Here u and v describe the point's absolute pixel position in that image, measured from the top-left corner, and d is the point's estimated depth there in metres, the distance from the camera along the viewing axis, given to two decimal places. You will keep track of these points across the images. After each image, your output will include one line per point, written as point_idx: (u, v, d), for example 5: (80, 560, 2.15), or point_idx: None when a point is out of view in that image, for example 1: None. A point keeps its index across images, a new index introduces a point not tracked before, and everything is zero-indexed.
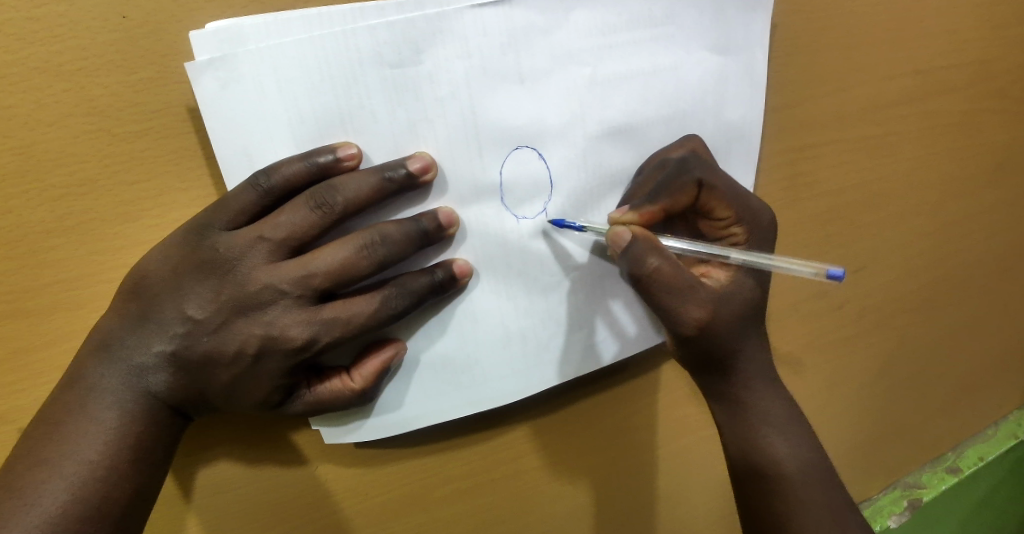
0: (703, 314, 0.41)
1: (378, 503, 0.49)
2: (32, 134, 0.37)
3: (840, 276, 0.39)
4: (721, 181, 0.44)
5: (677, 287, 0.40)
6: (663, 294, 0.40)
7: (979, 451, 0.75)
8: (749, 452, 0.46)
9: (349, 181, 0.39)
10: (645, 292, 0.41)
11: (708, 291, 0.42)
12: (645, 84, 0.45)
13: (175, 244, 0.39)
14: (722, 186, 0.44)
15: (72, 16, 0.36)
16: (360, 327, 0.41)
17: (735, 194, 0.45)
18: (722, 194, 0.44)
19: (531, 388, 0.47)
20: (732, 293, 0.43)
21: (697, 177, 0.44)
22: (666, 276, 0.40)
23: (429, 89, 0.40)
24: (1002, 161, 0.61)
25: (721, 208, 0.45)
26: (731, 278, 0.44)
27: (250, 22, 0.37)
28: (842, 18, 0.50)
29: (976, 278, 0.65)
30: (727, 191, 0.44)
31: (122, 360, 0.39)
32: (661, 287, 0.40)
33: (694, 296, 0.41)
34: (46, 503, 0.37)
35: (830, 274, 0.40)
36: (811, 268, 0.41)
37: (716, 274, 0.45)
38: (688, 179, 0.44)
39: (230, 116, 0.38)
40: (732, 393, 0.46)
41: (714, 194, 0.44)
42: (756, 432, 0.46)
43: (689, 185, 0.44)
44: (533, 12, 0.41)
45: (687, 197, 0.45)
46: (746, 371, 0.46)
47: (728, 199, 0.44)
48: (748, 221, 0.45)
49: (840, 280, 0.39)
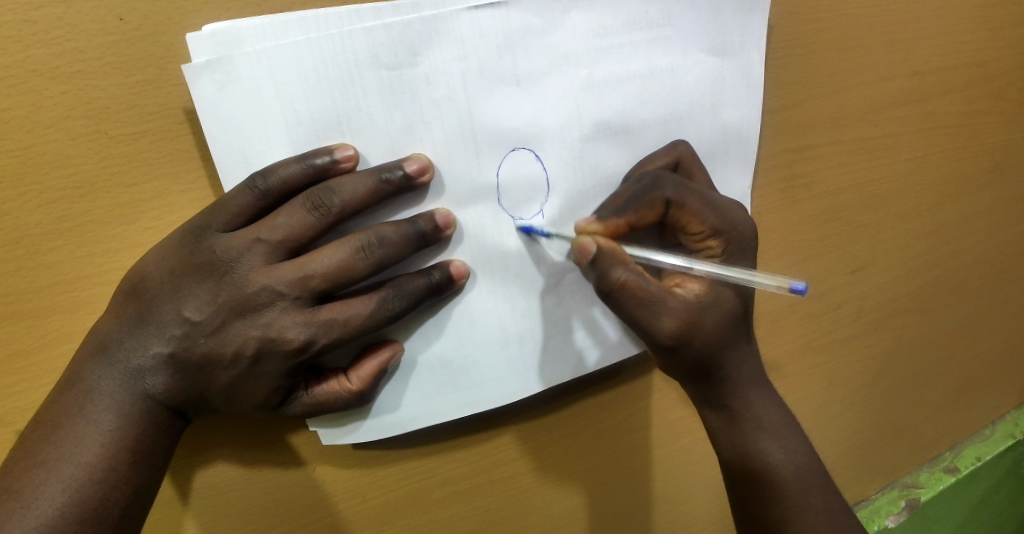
0: (675, 324, 0.41)
1: (376, 505, 0.49)
2: (32, 135, 0.37)
3: (801, 290, 0.40)
4: (693, 196, 0.44)
5: (646, 298, 0.40)
6: (632, 305, 0.40)
7: (977, 451, 0.75)
8: (745, 457, 0.46)
9: (346, 182, 0.39)
10: (614, 303, 0.41)
11: (679, 299, 0.41)
12: (643, 85, 0.45)
13: (173, 246, 0.39)
14: (694, 202, 0.44)
15: (71, 19, 0.36)
16: (358, 328, 0.41)
17: (710, 207, 0.44)
18: (695, 210, 0.44)
19: (528, 389, 0.47)
20: (709, 303, 0.43)
21: (666, 195, 0.43)
22: (634, 288, 0.40)
23: (426, 91, 0.40)
24: (999, 162, 0.61)
25: (694, 223, 0.44)
26: (706, 289, 0.43)
27: (247, 24, 0.38)
28: (839, 19, 0.50)
29: (973, 279, 0.65)
30: (701, 205, 0.44)
31: (120, 362, 0.39)
32: (629, 299, 0.40)
33: (664, 309, 0.41)
34: (45, 504, 0.37)
35: (793, 288, 0.40)
36: (774, 280, 0.41)
37: (691, 285, 0.44)
38: (655, 196, 0.43)
39: (227, 118, 0.38)
40: (724, 401, 0.46)
41: (686, 210, 0.44)
42: (750, 438, 0.46)
43: (656, 202, 0.43)
44: (530, 14, 0.41)
45: (656, 213, 0.44)
46: (737, 379, 0.46)
47: (702, 213, 0.44)
48: (726, 233, 0.44)
49: (801, 294, 0.40)
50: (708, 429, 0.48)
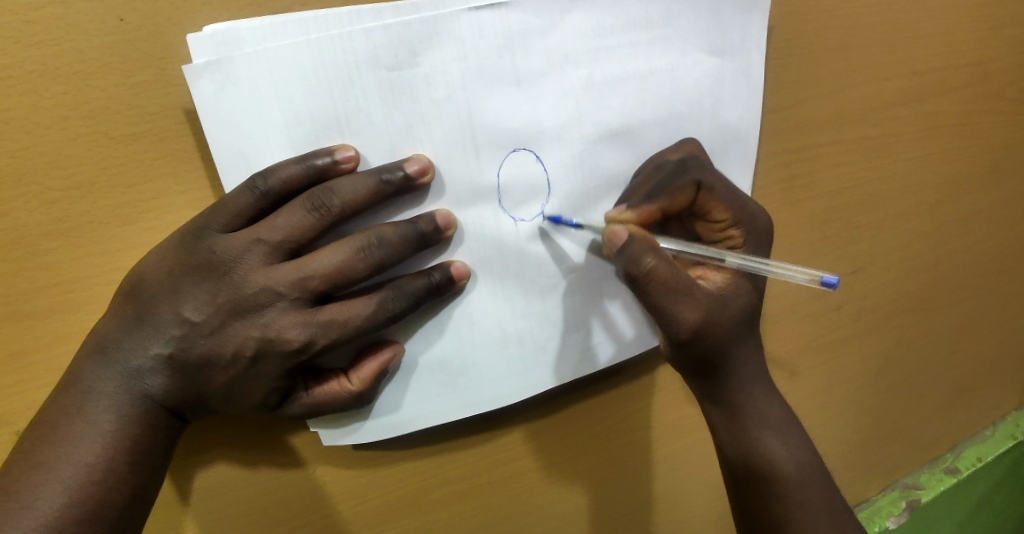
0: (696, 316, 0.41)
1: (377, 505, 0.49)
2: (31, 136, 0.37)
3: (833, 284, 0.39)
4: (721, 184, 0.45)
5: (672, 288, 0.40)
6: (657, 294, 0.40)
7: (978, 451, 0.75)
8: (744, 455, 0.46)
9: (346, 183, 0.39)
10: (639, 291, 0.40)
11: (702, 292, 0.42)
12: (642, 86, 0.45)
13: (172, 247, 0.39)
14: (721, 188, 0.45)
15: (70, 19, 0.36)
16: (358, 329, 0.41)
17: (734, 197, 0.45)
18: (721, 196, 0.45)
19: (528, 391, 0.47)
20: (730, 296, 0.44)
21: (695, 179, 0.45)
22: (661, 277, 0.39)
23: (426, 91, 0.40)
24: (999, 162, 0.61)
25: (720, 210, 0.45)
26: (727, 281, 0.44)
27: (248, 25, 0.38)
28: (839, 19, 0.50)
29: (973, 279, 0.65)
30: (726, 193, 0.45)
31: (118, 363, 0.39)
32: (655, 288, 0.40)
33: (687, 299, 0.41)
34: (43, 505, 0.37)
35: (824, 281, 0.39)
36: (805, 273, 0.40)
37: (713, 276, 0.45)
38: (684, 181, 0.45)
39: (226, 119, 0.38)
40: (726, 398, 0.46)
41: (713, 196, 0.45)
42: (750, 436, 0.46)
43: (686, 186, 0.45)
44: (529, 14, 0.41)
45: (686, 198, 0.45)
46: (740, 376, 0.46)
47: (726, 201, 0.45)
48: (745, 223, 0.45)
49: (832, 288, 0.39)
50: (709, 426, 0.48)
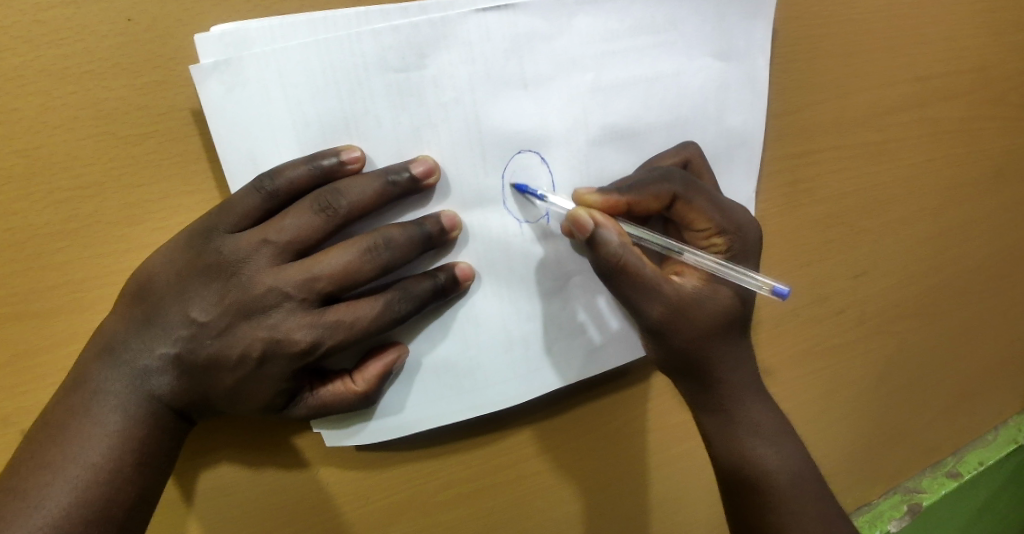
0: (662, 308, 0.42)
1: (381, 506, 0.48)
2: (39, 136, 0.37)
3: (784, 294, 0.42)
4: (698, 194, 0.44)
5: (640, 281, 0.41)
6: (628, 288, 0.41)
7: (979, 456, 0.75)
8: (738, 463, 0.47)
9: (353, 184, 0.39)
10: (612, 284, 0.41)
11: (674, 287, 0.42)
12: (648, 90, 0.45)
13: (180, 247, 0.39)
14: (701, 199, 0.44)
15: (80, 20, 0.36)
16: (364, 330, 0.41)
17: (716, 207, 0.45)
18: (701, 207, 0.44)
19: (531, 392, 0.47)
20: (706, 296, 0.44)
21: (674, 190, 0.44)
22: (630, 271, 0.40)
23: (433, 94, 0.40)
24: (1001, 167, 0.62)
25: (700, 220, 0.45)
26: (704, 281, 0.44)
27: (256, 26, 0.38)
28: (841, 25, 0.50)
29: (975, 284, 0.66)
30: (707, 204, 0.45)
31: (126, 363, 0.39)
32: (627, 283, 0.41)
33: (656, 294, 0.41)
34: (50, 506, 0.37)
35: (776, 291, 0.42)
36: (759, 282, 0.43)
37: (689, 275, 0.45)
38: (663, 187, 0.43)
39: (234, 120, 0.38)
40: (716, 404, 0.47)
41: (692, 206, 0.44)
42: (743, 444, 0.47)
43: (663, 193, 0.43)
44: (536, 18, 0.41)
45: (659, 203, 0.44)
46: (730, 381, 0.46)
47: (708, 211, 0.45)
48: (731, 232, 0.45)
49: (783, 297, 0.42)
50: (700, 432, 0.49)
